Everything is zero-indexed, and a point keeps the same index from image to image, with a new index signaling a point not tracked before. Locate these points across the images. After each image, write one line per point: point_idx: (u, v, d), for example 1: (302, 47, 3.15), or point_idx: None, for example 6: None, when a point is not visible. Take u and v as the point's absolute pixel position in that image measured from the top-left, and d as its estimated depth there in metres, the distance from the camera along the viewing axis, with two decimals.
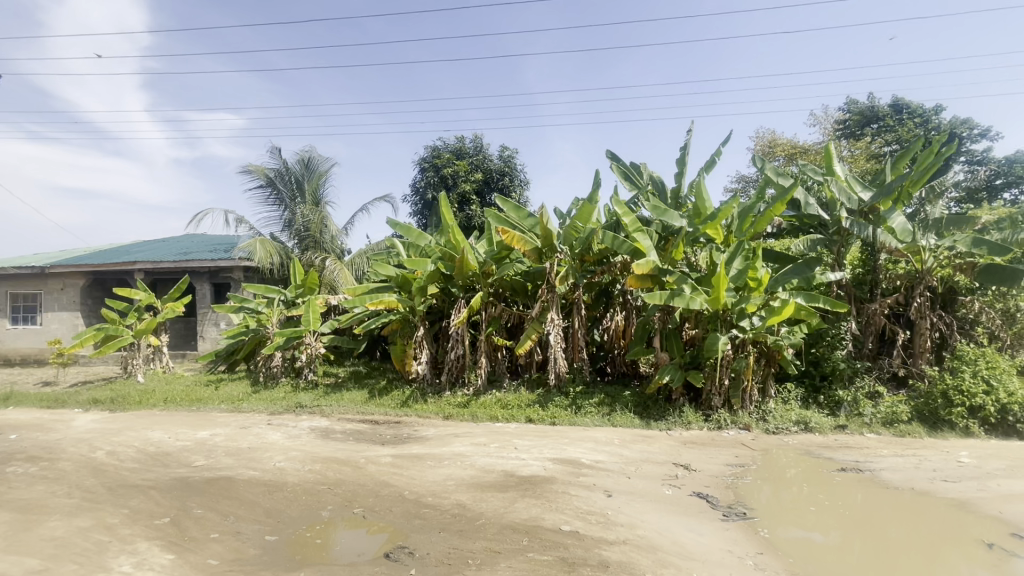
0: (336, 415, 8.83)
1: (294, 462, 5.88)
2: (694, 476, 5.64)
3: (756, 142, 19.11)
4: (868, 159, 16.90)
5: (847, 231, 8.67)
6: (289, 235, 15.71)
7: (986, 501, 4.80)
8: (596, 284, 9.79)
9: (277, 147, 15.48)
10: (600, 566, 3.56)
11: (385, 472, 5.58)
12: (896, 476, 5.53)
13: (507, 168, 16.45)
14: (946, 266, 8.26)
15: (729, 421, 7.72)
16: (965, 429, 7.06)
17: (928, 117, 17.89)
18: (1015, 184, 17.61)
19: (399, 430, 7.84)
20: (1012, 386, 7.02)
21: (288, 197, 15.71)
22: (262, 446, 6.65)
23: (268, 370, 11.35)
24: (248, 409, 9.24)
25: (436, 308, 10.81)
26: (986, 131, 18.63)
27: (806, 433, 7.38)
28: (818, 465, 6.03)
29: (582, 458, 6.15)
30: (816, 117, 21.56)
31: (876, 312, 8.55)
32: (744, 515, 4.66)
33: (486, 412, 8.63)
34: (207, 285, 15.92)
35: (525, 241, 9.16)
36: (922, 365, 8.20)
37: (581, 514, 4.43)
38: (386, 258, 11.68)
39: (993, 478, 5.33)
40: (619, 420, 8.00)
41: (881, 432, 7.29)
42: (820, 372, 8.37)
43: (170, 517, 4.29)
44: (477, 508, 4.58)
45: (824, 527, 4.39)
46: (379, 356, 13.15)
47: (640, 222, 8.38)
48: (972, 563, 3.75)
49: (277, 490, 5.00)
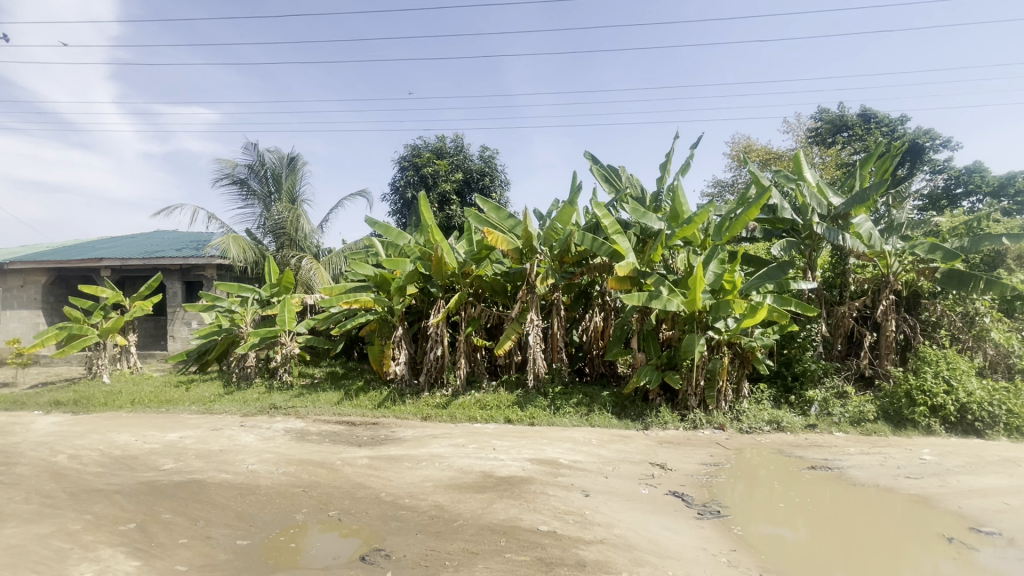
0: (311, 416, 8.68)
1: (267, 464, 5.75)
2: (670, 476, 5.71)
3: (731, 147, 19.52)
4: (838, 166, 17.42)
5: (818, 236, 8.90)
6: (264, 233, 15.42)
7: (947, 497, 4.99)
8: (576, 285, 9.78)
9: (252, 142, 15.17)
10: (577, 566, 3.57)
11: (361, 474, 5.50)
12: (862, 474, 5.72)
13: (487, 168, 16.45)
14: (910, 271, 8.59)
15: (704, 421, 7.86)
16: (927, 428, 7.33)
17: (895, 127, 18.59)
18: (973, 193, 18.34)
19: (376, 432, 7.75)
20: (970, 386, 7.32)
21: (264, 194, 15.42)
22: (235, 448, 6.49)
23: (241, 370, 11.11)
24: (220, 411, 9.02)
25: (415, 308, 10.72)
26: (946, 142, 19.44)
27: (778, 432, 7.58)
28: (790, 463, 6.17)
29: (560, 458, 6.18)
30: (789, 126, 22.18)
31: (845, 314, 8.84)
32: (718, 513, 4.74)
33: (465, 412, 8.63)
34: (178, 283, 15.48)
35: (505, 241, 9.13)
36: (887, 366, 8.48)
37: (559, 514, 4.45)
38: (364, 258, 11.49)
39: (952, 475, 5.56)
40: (597, 420, 8.08)
41: (848, 431, 7.52)
42: (791, 373, 8.57)
43: (136, 522, 4.15)
44: (455, 510, 4.56)
45: (794, 524, 4.51)
46: (357, 357, 12.95)
47: (619, 225, 8.49)
48: (935, 557, 3.89)
49: (250, 493, 4.89)
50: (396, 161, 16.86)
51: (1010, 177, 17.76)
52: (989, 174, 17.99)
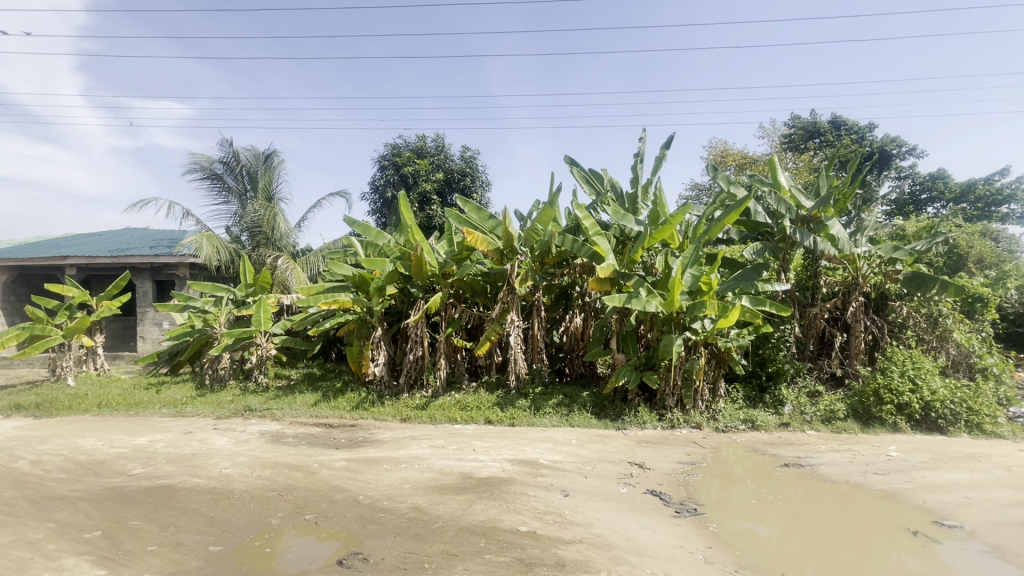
0: (287, 418, 8.53)
1: (241, 468, 5.62)
2: (648, 475, 5.79)
3: (708, 151, 19.88)
4: (810, 171, 17.89)
5: (791, 239, 9.12)
6: (239, 231, 15.11)
7: (911, 492, 5.17)
8: (556, 286, 9.80)
9: (227, 138, 14.84)
10: (556, 566, 3.58)
11: (338, 477, 5.42)
12: (833, 471, 5.88)
13: (468, 168, 16.41)
14: (878, 274, 8.87)
15: (681, 420, 7.98)
16: (893, 425, 7.58)
17: (864, 134, 19.20)
18: (937, 199, 19.01)
19: (354, 434, 7.64)
20: (934, 385, 7.61)
21: (239, 191, 15.12)
22: (207, 452, 6.33)
23: (214, 373, 10.85)
24: (192, 414, 8.78)
25: (394, 309, 10.61)
26: (912, 149, 20.16)
27: (752, 431, 7.75)
28: (763, 461, 6.31)
29: (540, 458, 6.20)
30: (764, 131, 22.73)
31: (817, 315, 9.07)
32: (695, 511, 4.82)
33: (444, 413, 8.58)
34: (149, 283, 15.04)
35: (486, 242, 9.13)
36: (857, 365, 8.75)
37: (538, 514, 4.46)
38: (342, 257, 11.32)
39: (917, 470, 5.76)
40: (576, 420, 8.13)
41: (820, 429, 7.72)
42: (765, 373, 8.76)
43: (102, 530, 4.01)
44: (434, 511, 4.53)
45: (767, 520, 4.61)
46: (335, 358, 12.76)
47: (599, 226, 8.56)
48: (900, 550, 4.02)
49: (223, 498, 4.78)
50: (376, 160, 16.70)
51: (971, 184, 18.49)
52: (951, 181, 18.71)
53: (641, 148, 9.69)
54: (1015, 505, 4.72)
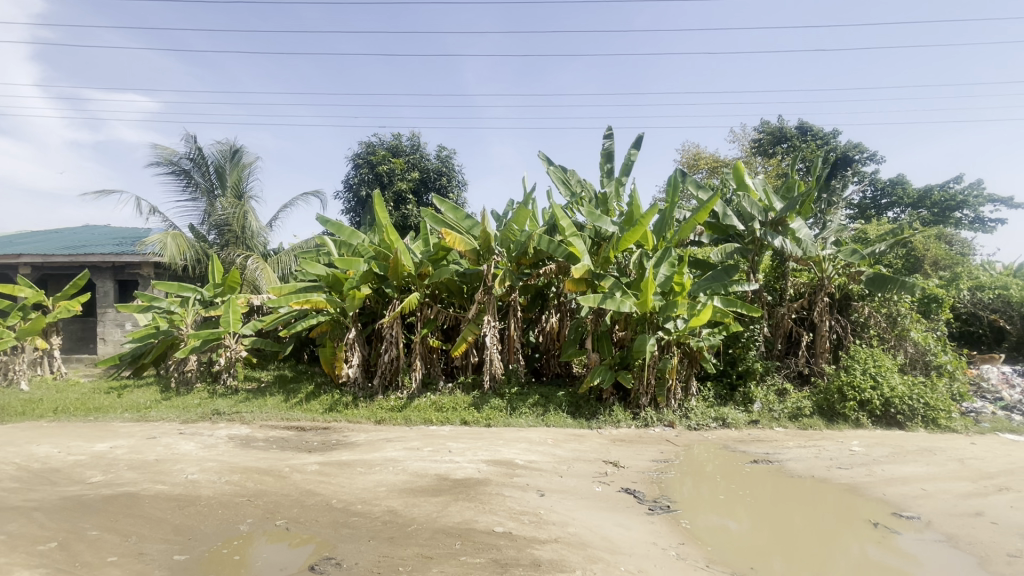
0: (257, 422, 8.32)
1: (208, 473, 5.46)
2: (622, 473, 5.86)
3: (681, 154, 20.26)
4: (778, 175, 18.40)
5: (759, 241, 9.37)
6: (207, 229, 14.68)
7: (873, 485, 5.37)
8: (532, 287, 9.84)
9: (191, 134, 14.44)
10: (532, 566, 3.59)
11: (311, 481, 5.32)
12: (799, 466, 6.07)
13: (444, 168, 16.32)
14: (842, 275, 9.21)
15: (655, 419, 8.11)
16: (855, 421, 7.87)
17: (828, 140, 19.89)
18: (896, 204, 19.79)
19: (328, 437, 7.51)
20: (893, 382, 7.93)
21: (207, 188, 14.68)
22: (173, 458, 6.12)
23: (181, 375, 10.50)
24: (157, 418, 8.48)
25: (369, 309, 10.47)
26: (873, 155, 20.96)
27: (723, 428, 7.94)
28: (734, 458, 6.46)
29: (516, 459, 6.21)
30: (734, 136, 23.28)
31: (784, 315, 9.36)
32: (667, 508, 4.90)
33: (420, 415, 8.50)
34: (110, 282, 14.45)
35: (462, 241, 9.09)
36: (822, 364, 9.06)
37: (514, 514, 4.47)
38: (315, 256, 11.10)
39: (878, 464, 5.99)
40: (552, 420, 8.18)
41: (787, 425, 7.96)
42: (735, 372, 8.99)
43: (58, 541, 3.83)
44: (409, 514, 4.48)
45: (737, 515, 4.73)
46: (307, 359, 12.48)
47: (575, 227, 8.65)
48: (862, 541, 4.18)
49: (189, 505, 4.63)
50: (350, 157, 16.46)
51: (927, 189, 19.37)
52: (909, 187, 19.53)
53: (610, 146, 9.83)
54: (968, 496, 4.96)
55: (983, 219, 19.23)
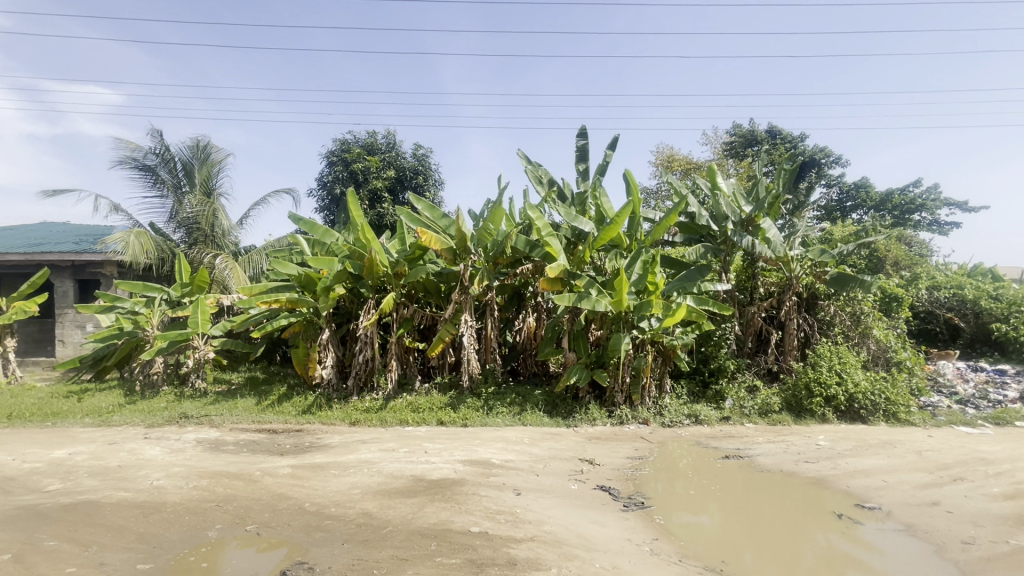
0: (227, 425, 8.10)
1: (175, 479, 5.29)
2: (598, 470, 5.92)
3: (655, 156, 20.55)
4: (749, 178, 18.87)
5: (731, 242, 9.58)
6: (175, 227, 14.24)
7: (838, 478, 5.56)
8: (509, 286, 9.84)
9: (157, 128, 13.95)
10: (508, 565, 3.59)
11: (283, 484, 5.20)
12: (768, 461, 6.23)
13: (420, 167, 16.19)
14: (809, 275, 9.52)
15: (630, 416, 8.22)
16: (822, 416, 8.13)
17: (796, 144, 20.47)
18: (860, 207, 20.42)
19: (300, 439, 7.36)
20: (857, 378, 8.21)
21: (174, 184, 14.23)
22: (137, 463, 5.90)
23: (146, 378, 10.17)
24: (120, 423, 8.17)
25: (344, 309, 10.31)
26: (838, 159, 21.68)
27: (696, 425, 8.09)
28: (706, 454, 6.59)
29: (492, 458, 6.19)
30: (707, 138, 23.73)
31: (754, 314, 9.59)
32: (642, 505, 4.97)
33: (396, 416, 8.43)
34: (69, 282, 13.87)
35: (438, 241, 9.04)
36: (790, 361, 9.33)
37: (490, 514, 4.46)
38: (288, 256, 10.86)
39: (842, 457, 6.20)
40: (528, 419, 8.20)
41: (757, 422, 8.17)
42: (708, 369, 9.17)
43: (11, 553, 3.65)
44: (384, 516, 4.43)
45: (708, 510, 4.83)
46: (279, 360, 12.20)
47: (550, 227, 8.70)
48: (828, 532, 4.33)
49: (153, 512, 4.47)
50: (324, 155, 16.17)
51: (888, 192, 20.10)
52: (872, 190, 20.22)
53: (586, 146, 9.91)
54: (925, 487, 5.18)
55: (940, 221, 20.10)
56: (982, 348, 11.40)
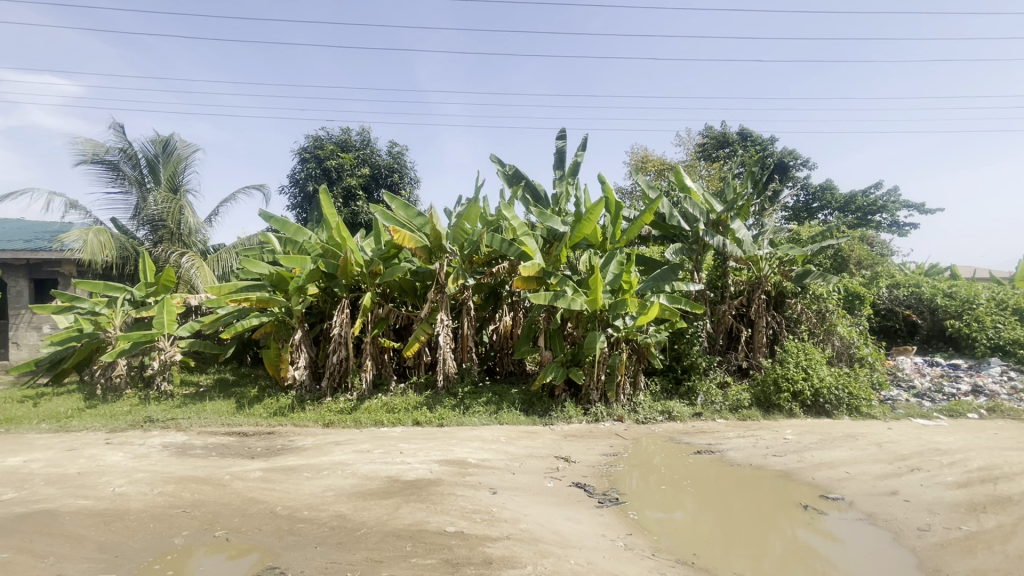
0: (195, 429, 7.85)
1: (139, 485, 5.10)
2: (573, 468, 5.97)
3: (630, 156, 20.82)
4: (721, 179, 19.30)
5: (703, 241, 9.77)
6: (139, 225, 13.74)
7: (804, 470, 5.74)
8: (486, 286, 9.78)
9: (118, 122, 13.43)
10: (483, 564, 3.59)
11: (253, 488, 5.08)
12: (738, 455, 6.39)
13: (396, 164, 16.02)
14: (777, 273, 9.78)
15: (605, 414, 8.31)
16: (789, 411, 8.38)
17: (766, 146, 21.03)
18: (825, 207, 21.07)
19: (272, 442, 7.21)
20: (821, 373, 8.50)
21: (138, 181, 13.74)
22: (97, 470, 5.68)
23: (108, 381, 9.79)
24: (79, 428, 7.84)
25: (317, 309, 10.14)
26: (805, 161, 22.38)
27: (669, 421, 8.24)
28: (679, 450, 6.73)
29: (468, 458, 6.18)
30: (681, 139, 24.16)
31: (725, 312, 9.83)
32: (616, 501, 5.03)
33: (371, 416, 8.32)
34: (24, 281, 13.28)
35: (414, 241, 8.98)
36: (759, 358, 9.58)
37: (466, 514, 4.45)
38: (258, 254, 10.60)
39: (808, 450, 6.41)
40: (505, 418, 8.22)
41: (728, 417, 8.37)
42: (681, 366, 9.36)
43: None
44: (358, 518, 4.37)
45: (681, 505, 4.92)
46: (250, 362, 11.90)
47: (526, 226, 8.73)
48: (794, 523, 4.47)
49: (116, 520, 4.31)
50: (296, 151, 15.85)
51: (851, 194, 20.81)
52: (836, 192, 20.88)
53: (558, 147, 9.99)
54: (885, 477, 5.40)
55: (899, 223, 20.95)
56: (938, 343, 11.92)
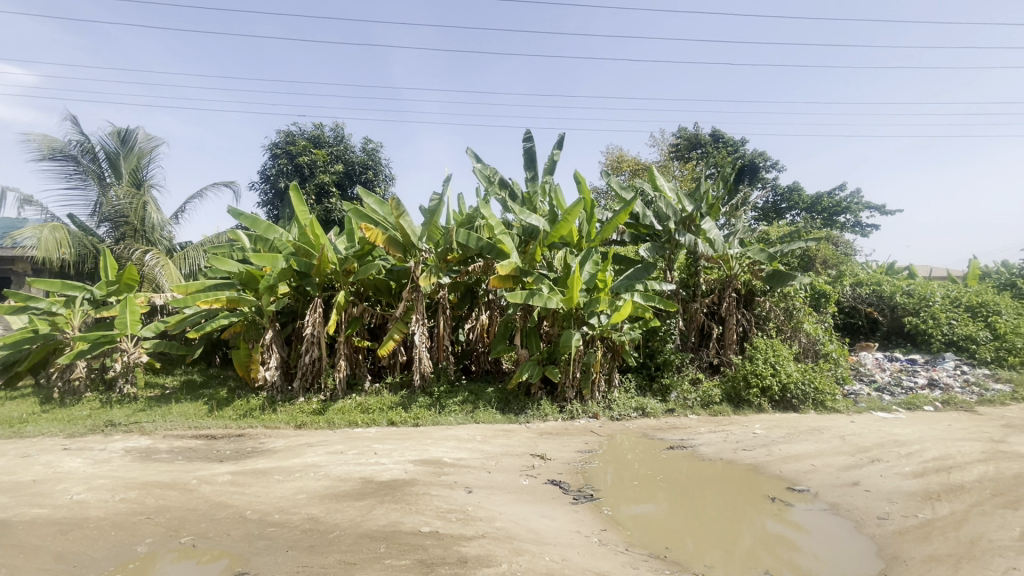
0: (160, 432, 7.59)
1: (99, 492, 4.90)
2: (549, 465, 6.00)
3: (605, 156, 21.02)
4: (694, 180, 19.67)
5: (675, 241, 9.93)
6: (99, 221, 13.18)
7: (772, 464, 5.90)
8: (462, 284, 9.73)
9: (73, 115, 12.88)
10: (458, 564, 3.58)
11: (222, 493, 4.94)
12: (709, 450, 6.53)
13: (370, 161, 15.82)
14: (747, 272, 10.03)
15: (580, 411, 8.39)
16: (758, 406, 8.60)
17: (737, 148, 21.51)
18: (793, 208, 21.69)
19: (241, 444, 7.02)
20: (788, 369, 8.77)
21: (97, 176, 13.21)
22: (54, 477, 5.43)
23: (66, 384, 9.39)
24: (35, 433, 7.49)
25: (289, 308, 9.94)
26: (774, 163, 23.01)
27: (643, 417, 8.38)
28: (653, 445, 6.83)
29: (444, 457, 6.14)
30: (655, 139, 24.50)
31: (697, 310, 10.02)
32: (591, 497, 5.08)
33: (344, 417, 8.18)
34: None
35: (387, 239, 8.87)
36: (730, 355, 9.80)
37: (441, 514, 4.43)
38: (227, 252, 10.32)
39: (775, 444, 6.61)
40: (481, 416, 8.20)
41: (699, 413, 8.55)
42: (654, 363, 9.52)
43: None
44: (331, 520, 4.30)
45: (655, 500, 5.00)
46: (219, 363, 11.56)
47: (502, 225, 8.73)
48: (763, 514, 4.59)
49: (74, 529, 4.13)
50: (267, 147, 15.47)
51: (818, 195, 21.48)
52: (803, 193, 21.50)
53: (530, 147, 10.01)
54: (848, 469, 5.59)
55: (862, 224, 21.75)
56: (897, 339, 12.42)
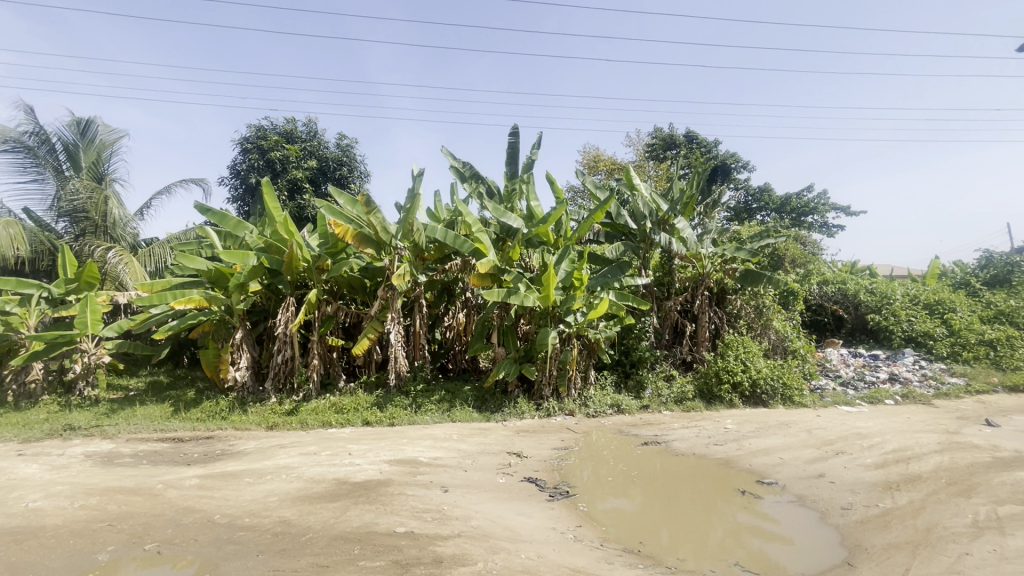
0: (123, 436, 7.32)
1: (57, 499, 4.69)
2: (525, 463, 6.02)
3: (582, 155, 21.13)
4: (668, 180, 19.94)
5: (650, 240, 10.07)
6: (56, 216, 12.60)
7: (743, 458, 6.05)
8: (439, 283, 9.64)
9: (28, 104, 12.30)
10: (433, 563, 3.56)
11: (189, 497, 4.79)
12: (682, 445, 6.65)
13: (344, 157, 15.56)
14: (719, 270, 10.23)
15: (557, 408, 8.45)
16: (729, 401, 8.81)
17: (710, 149, 21.91)
18: (763, 208, 22.25)
19: (210, 447, 6.82)
20: (758, 365, 8.99)
21: (55, 168, 12.65)
22: (8, 484, 5.17)
23: (21, 387, 8.97)
24: None
25: (260, 307, 9.71)
26: (745, 164, 23.56)
27: (618, 414, 8.47)
28: (628, 442, 6.92)
29: (420, 457, 6.09)
30: (630, 139, 24.76)
31: (671, 308, 10.18)
32: (567, 494, 5.12)
33: (318, 418, 8.03)
34: None
35: (361, 236, 8.74)
36: (703, 352, 9.99)
37: (416, 513, 4.39)
38: (195, 250, 10.01)
39: (746, 439, 6.77)
40: (458, 415, 8.17)
41: (673, 409, 8.70)
42: (629, 360, 9.65)
43: None
44: (303, 523, 4.22)
45: (629, 495, 5.07)
46: (187, 363, 11.24)
47: (479, 223, 8.70)
48: (734, 507, 4.70)
49: (29, 539, 3.94)
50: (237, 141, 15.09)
51: (787, 196, 22.06)
52: (773, 194, 22.05)
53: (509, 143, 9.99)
54: (814, 461, 5.77)
55: (828, 225, 22.46)
56: (860, 335, 12.87)
